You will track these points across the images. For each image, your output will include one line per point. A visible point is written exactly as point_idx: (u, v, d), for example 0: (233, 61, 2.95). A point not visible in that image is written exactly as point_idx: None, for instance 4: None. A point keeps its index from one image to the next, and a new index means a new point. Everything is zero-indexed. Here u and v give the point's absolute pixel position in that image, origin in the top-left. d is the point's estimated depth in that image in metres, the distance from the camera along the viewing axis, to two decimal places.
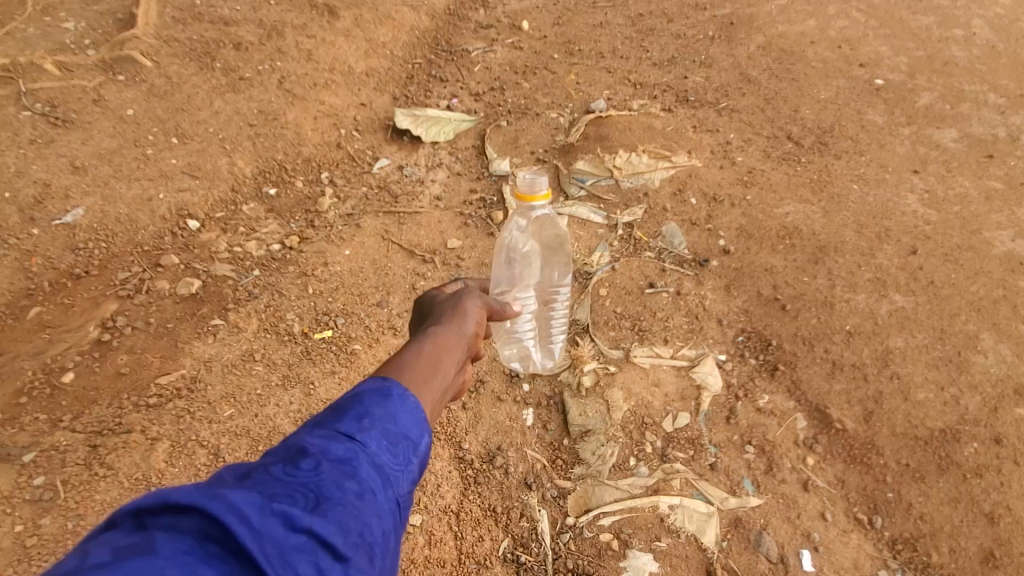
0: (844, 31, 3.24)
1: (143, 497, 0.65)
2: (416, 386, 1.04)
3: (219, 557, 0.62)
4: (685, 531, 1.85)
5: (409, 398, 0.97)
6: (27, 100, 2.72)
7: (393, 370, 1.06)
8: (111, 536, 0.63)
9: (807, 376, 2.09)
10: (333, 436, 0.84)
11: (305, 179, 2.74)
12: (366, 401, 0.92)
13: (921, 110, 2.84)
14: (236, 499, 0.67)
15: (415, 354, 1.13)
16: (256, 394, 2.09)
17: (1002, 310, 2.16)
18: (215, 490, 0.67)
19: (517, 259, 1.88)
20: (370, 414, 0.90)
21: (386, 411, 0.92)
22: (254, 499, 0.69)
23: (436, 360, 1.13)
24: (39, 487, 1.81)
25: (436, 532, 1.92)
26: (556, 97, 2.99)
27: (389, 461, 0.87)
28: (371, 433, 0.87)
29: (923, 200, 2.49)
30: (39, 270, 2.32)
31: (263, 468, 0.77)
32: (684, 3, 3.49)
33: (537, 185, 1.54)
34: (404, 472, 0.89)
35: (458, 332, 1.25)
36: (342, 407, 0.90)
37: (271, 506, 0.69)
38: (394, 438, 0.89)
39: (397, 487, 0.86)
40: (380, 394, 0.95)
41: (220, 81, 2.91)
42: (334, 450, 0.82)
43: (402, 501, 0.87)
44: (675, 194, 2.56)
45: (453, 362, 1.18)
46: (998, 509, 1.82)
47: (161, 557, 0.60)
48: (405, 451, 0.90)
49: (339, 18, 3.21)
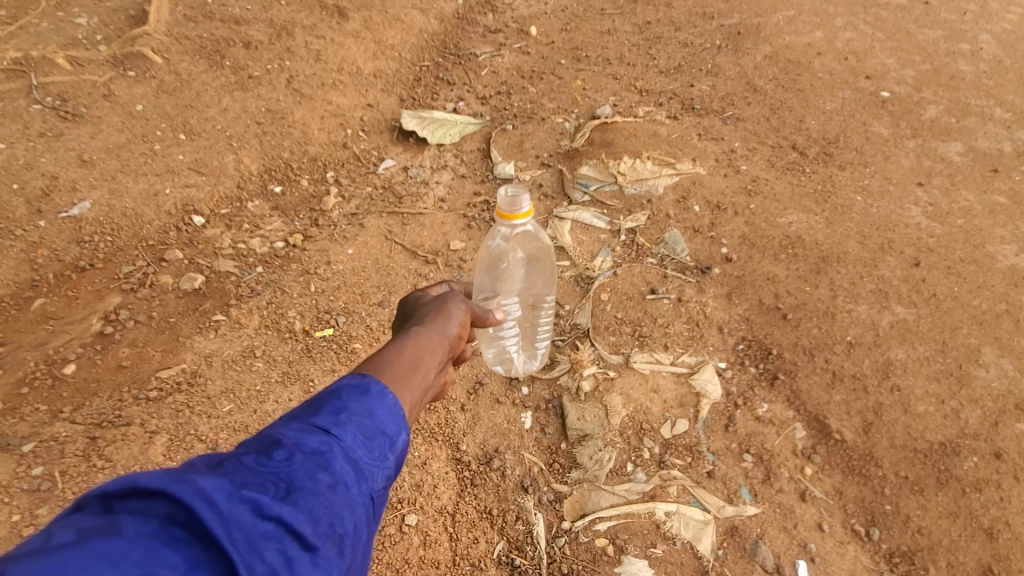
0: (851, 42, 3.25)
1: (111, 482, 0.66)
2: (395, 382, 1.05)
3: (184, 542, 0.63)
4: (680, 539, 1.85)
5: (388, 395, 0.98)
6: (38, 94, 2.74)
7: (372, 366, 1.08)
8: (76, 518, 0.63)
9: (807, 386, 2.10)
10: (308, 429, 0.85)
11: (310, 178, 2.75)
12: (344, 395, 0.93)
13: (926, 123, 2.85)
14: (204, 485, 0.68)
15: (396, 352, 1.15)
16: (256, 390, 2.10)
17: (1004, 324, 2.17)
18: (183, 475, 0.68)
19: (501, 270, 1.85)
20: (347, 408, 0.91)
21: (363, 406, 0.93)
22: (224, 486, 0.70)
23: (417, 358, 1.15)
24: (38, 477, 1.80)
25: (431, 532, 1.92)
26: (562, 102, 3.01)
27: (364, 456, 0.88)
28: (347, 427, 0.88)
29: (927, 213, 2.50)
30: (44, 262, 2.33)
31: (235, 456, 0.78)
32: (692, 12, 3.50)
33: (517, 204, 1.52)
34: (380, 467, 0.90)
35: (441, 334, 1.26)
36: (319, 402, 0.91)
37: (240, 493, 0.70)
38: (371, 433, 0.91)
39: (371, 482, 0.88)
40: (359, 389, 0.96)
41: (229, 79, 2.93)
42: (308, 443, 0.83)
43: (375, 496, 0.88)
44: (678, 201, 2.57)
45: (434, 362, 1.19)
46: (997, 524, 1.82)
47: (126, 538, 0.61)
48: (381, 446, 0.91)
49: (348, 19, 3.24)
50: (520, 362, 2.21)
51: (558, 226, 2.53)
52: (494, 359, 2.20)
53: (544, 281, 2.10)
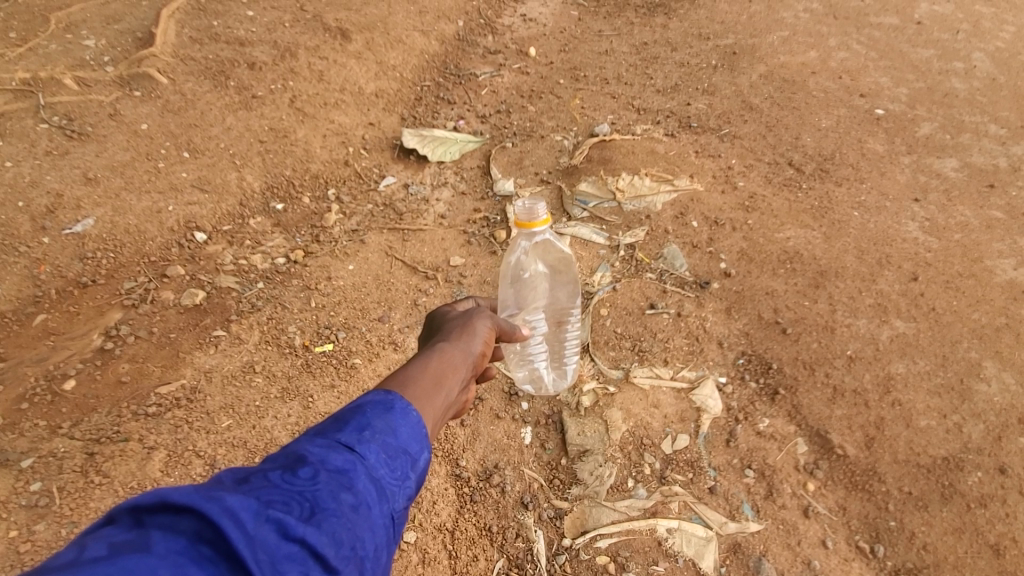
0: (845, 62, 3.30)
1: (142, 495, 0.67)
2: (419, 400, 1.06)
3: (210, 560, 0.65)
4: (683, 555, 1.86)
5: (411, 413, 0.99)
6: (46, 113, 2.78)
7: (398, 383, 1.09)
8: (108, 531, 0.65)
9: (808, 401, 2.11)
10: (333, 445, 0.85)
11: (312, 195, 2.79)
12: (369, 412, 0.94)
13: (921, 140, 2.88)
14: (232, 504, 0.69)
15: (420, 369, 1.16)
16: (255, 405, 2.11)
17: (1004, 338, 2.19)
18: (212, 492, 0.69)
19: (523, 283, 1.95)
20: (371, 425, 0.91)
21: (387, 424, 0.93)
22: (251, 504, 0.71)
23: (441, 376, 1.16)
24: (36, 492, 1.82)
25: (430, 550, 1.92)
26: (561, 120, 3.04)
27: (386, 475, 0.88)
28: (370, 445, 0.88)
29: (924, 228, 2.52)
30: (46, 278, 2.36)
31: (262, 472, 0.79)
32: (688, 33, 3.55)
33: (536, 212, 1.64)
34: (402, 487, 0.90)
35: (464, 351, 1.28)
36: (344, 418, 0.91)
37: (265, 513, 0.71)
38: (394, 451, 0.91)
39: (393, 502, 0.88)
40: (383, 406, 0.96)
41: (233, 98, 2.97)
42: (333, 460, 0.83)
43: (397, 516, 0.88)
44: (677, 217, 2.59)
45: (458, 379, 1.20)
46: (1003, 541, 1.83)
47: (155, 555, 0.62)
48: (405, 465, 0.91)
49: (351, 40, 3.28)
50: (551, 380, 2.19)
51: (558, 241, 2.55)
52: (524, 379, 2.20)
53: (569, 296, 2.18)
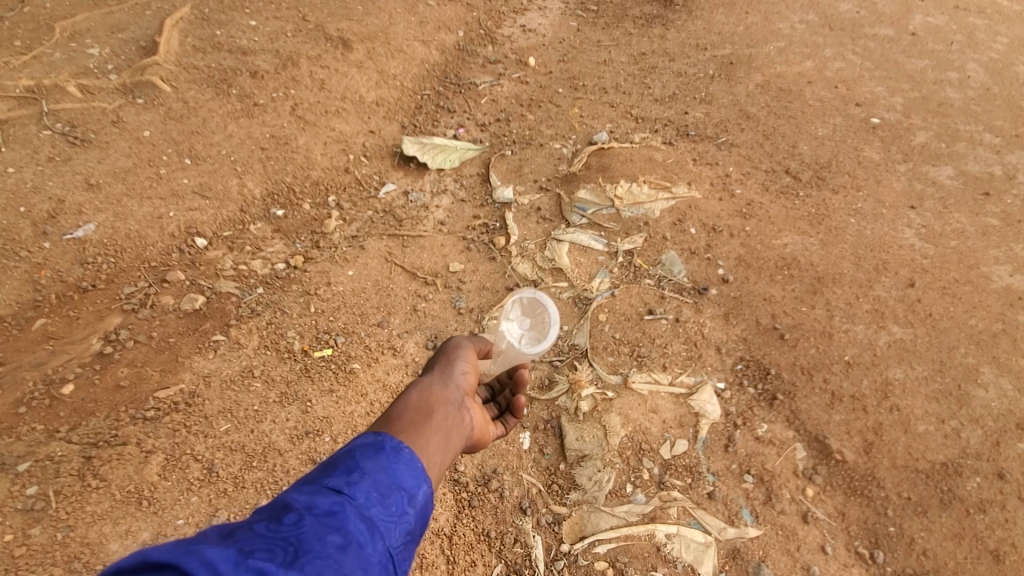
0: (840, 72, 3.33)
1: (125, 558, 0.71)
2: (407, 432, 1.13)
3: None
4: (682, 561, 1.88)
5: (403, 450, 1.06)
6: (49, 120, 2.81)
7: (385, 423, 1.17)
8: None
9: (807, 407, 2.13)
10: (321, 491, 0.90)
11: (313, 202, 2.80)
12: (358, 455, 1.00)
13: (917, 148, 2.91)
14: (210, 556, 0.72)
15: (405, 407, 1.24)
16: (253, 410, 2.13)
17: (1001, 343, 2.21)
18: (191, 547, 0.73)
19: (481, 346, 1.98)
20: (360, 467, 0.97)
21: (377, 464, 0.99)
22: (228, 555, 0.73)
23: (428, 410, 1.24)
24: (32, 496, 1.82)
25: (427, 555, 1.91)
26: (560, 129, 3.06)
27: (379, 513, 0.93)
28: (360, 485, 0.94)
29: (920, 235, 2.55)
30: (47, 282, 2.37)
31: (246, 525, 0.83)
32: (685, 43, 3.58)
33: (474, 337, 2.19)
34: (397, 523, 0.95)
35: (448, 383, 1.36)
36: (334, 464, 0.97)
37: (245, 562, 0.74)
38: (385, 489, 0.96)
39: (388, 539, 0.92)
40: (374, 447, 1.03)
41: (236, 106, 2.99)
42: (320, 504, 0.88)
43: (395, 553, 0.92)
44: (675, 223, 2.61)
45: (446, 409, 1.28)
46: (1002, 546, 1.85)
47: None
48: (398, 501, 0.97)
49: (352, 50, 3.31)
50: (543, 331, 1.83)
51: (557, 248, 2.56)
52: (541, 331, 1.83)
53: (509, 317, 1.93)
